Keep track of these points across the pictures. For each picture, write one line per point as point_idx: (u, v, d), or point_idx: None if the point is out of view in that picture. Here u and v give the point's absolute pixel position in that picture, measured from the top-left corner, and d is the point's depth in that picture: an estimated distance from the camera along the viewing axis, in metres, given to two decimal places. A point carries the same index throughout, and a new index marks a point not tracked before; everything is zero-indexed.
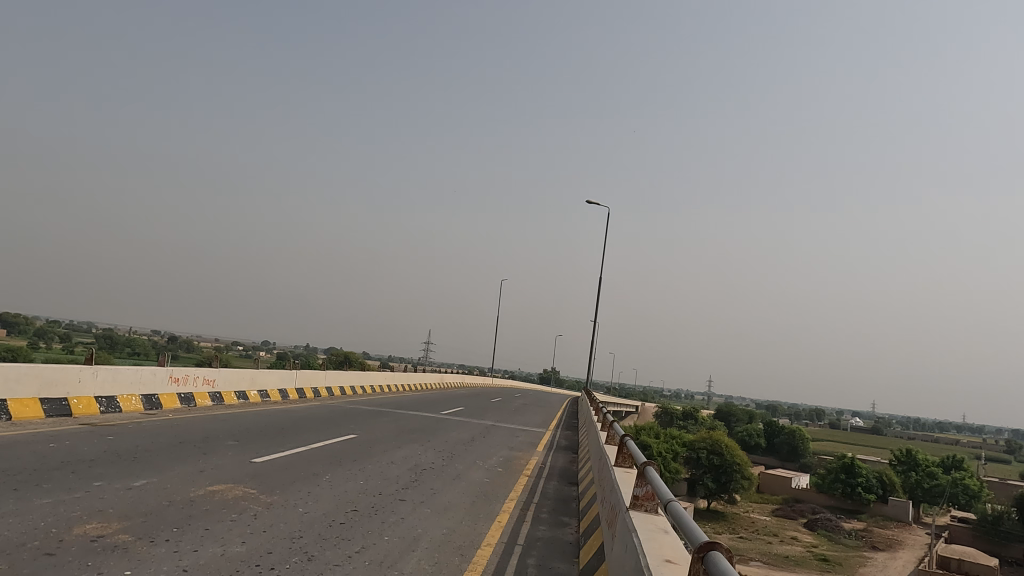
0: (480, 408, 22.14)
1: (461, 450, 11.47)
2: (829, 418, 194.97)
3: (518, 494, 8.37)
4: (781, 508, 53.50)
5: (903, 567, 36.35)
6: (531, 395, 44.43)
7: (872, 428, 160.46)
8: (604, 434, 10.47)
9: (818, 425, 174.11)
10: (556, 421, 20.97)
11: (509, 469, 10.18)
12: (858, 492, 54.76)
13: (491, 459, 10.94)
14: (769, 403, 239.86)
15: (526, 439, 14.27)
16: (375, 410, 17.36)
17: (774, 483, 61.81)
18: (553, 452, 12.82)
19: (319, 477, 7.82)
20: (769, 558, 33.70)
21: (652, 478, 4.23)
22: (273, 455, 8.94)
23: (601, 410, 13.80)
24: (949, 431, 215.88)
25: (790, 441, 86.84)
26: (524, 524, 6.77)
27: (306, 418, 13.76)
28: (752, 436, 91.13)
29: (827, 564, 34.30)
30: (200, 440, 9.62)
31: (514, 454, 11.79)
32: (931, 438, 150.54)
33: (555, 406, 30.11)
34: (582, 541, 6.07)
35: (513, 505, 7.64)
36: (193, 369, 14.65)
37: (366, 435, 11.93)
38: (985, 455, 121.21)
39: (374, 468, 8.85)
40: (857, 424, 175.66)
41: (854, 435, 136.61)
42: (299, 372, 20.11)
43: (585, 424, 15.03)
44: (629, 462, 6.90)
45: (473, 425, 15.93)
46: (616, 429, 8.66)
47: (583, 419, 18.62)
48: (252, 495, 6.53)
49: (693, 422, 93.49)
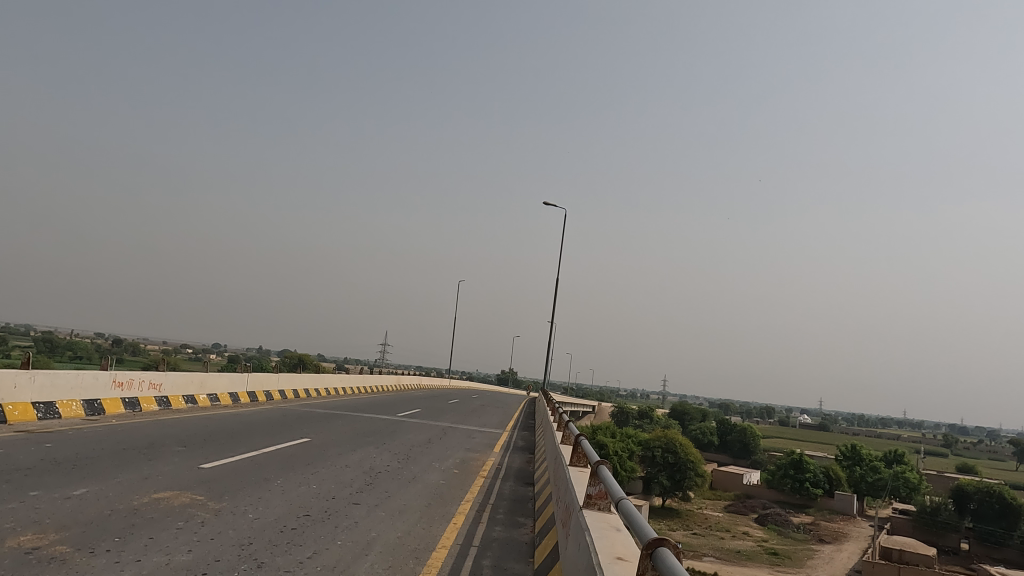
0: (437, 409, 22.05)
1: (417, 452, 11.40)
2: (777, 416, 200.93)
3: (474, 495, 8.35)
4: (734, 504, 54.70)
5: (848, 559, 37.68)
6: (489, 395, 44.46)
7: (819, 425, 165.36)
8: (559, 434, 10.55)
9: (769, 423, 178.17)
10: (512, 422, 20.99)
11: (465, 471, 10.12)
12: (807, 487, 56.34)
13: (446, 460, 10.87)
14: (719, 401, 245.29)
15: (482, 440, 14.27)
16: (330, 412, 17.08)
17: (725, 479, 63.29)
18: (509, 453, 12.82)
19: (271, 482, 7.65)
20: (722, 553, 34.39)
21: (605, 478, 4.25)
22: (222, 460, 8.69)
23: (557, 412, 13.83)
24: (885, 426, 224.79)
25: (741, 438, 89.10)
26: (479, 525, 6.76)
27: (258, 421, 13.45)
28: (705, 435, 93.02)
29: (777, 557, 35.26)
30: (143, 446, 9.29)
31: (470, 456, 11.77)
32: (874, 433, 156.30)
33: (513, 407, 30.34)
34: (536, 541, 6.10)
35: (469, 506, 7.61)
36: (137, 373, 14.18)
37: (320, 438, 11.71)
38: (925, 449, 126.36)
39: (327, 471, 8.72)
40: (806, 420, 181.17)
41: (803, 432, 141.02)
42: (251, 375, 19.66)
43: (542, 425, 15.11)
44: (583, 461, 6.96)
45: (429, 427, 15.81)
46: (571, 429, 8.71)
47: (540, 419, 18.74)
48: (199, 502, 6.35)
49: (648, 422, 95.19)
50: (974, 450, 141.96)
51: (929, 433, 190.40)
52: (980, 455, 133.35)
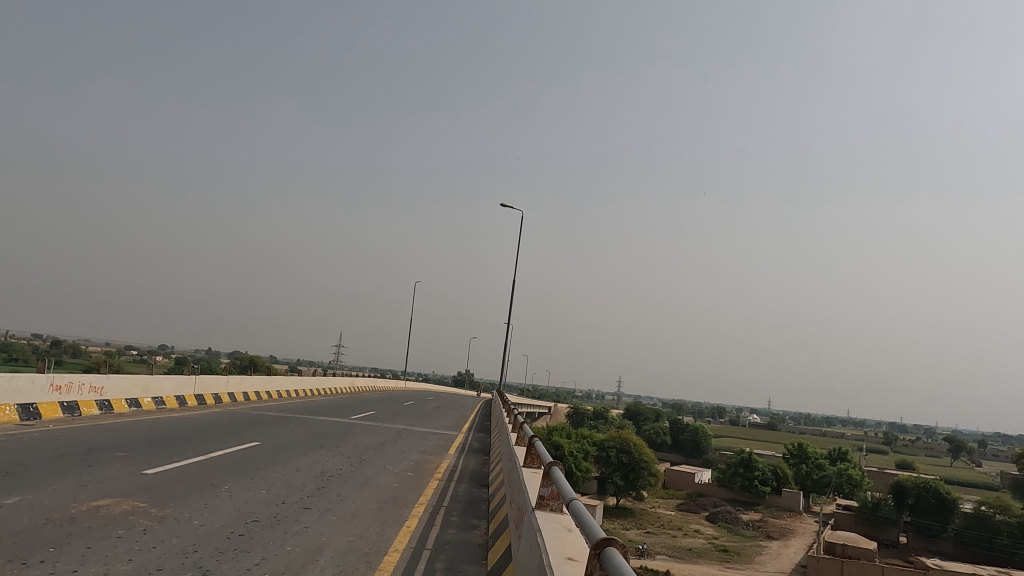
0: (392, 411, 21.83)
1: (370, 455, 11.27)
2: (729, 416, 205.51)
3: (428, 497, 8.31)
4: (685, 502, 55.74)
5: (794, 554, 38.87)
6: (444, 397, 44.43)
7: (767, 425, 169.26)
8: (514, 435, 10.57)
9: (720, 423, 181.93)
10: (468, 423, 20.95)
11: (420, 473, 10.05)
12: (755, 485, 57.77)
13: (401, 463, 10.80)
14: (672, 403, 249.12)
15: (438, 442, 14.20)
16: (282, 416, 16.75)
17: (678, 478, 64.41)
18: (464, 455, 12.81)
19: (218, 488, 7.44)
20: (674, 551, 35.00)
21: (557, 478, 4.28)
22: (167, 466, 8.41)
23: (513, 413, 13.89)
24: (830, 424, 232.42)
25: (694, 437, 90.88)
26: (433, 528, 6.72)
27: (205, 425, 13.06)
28: (659, 434, 94.54)
29: (727, 554, 36.05)
30: (82, 452, 8.92)
31: (425, 458, 11.68)
32: (819, 432, 161.76)
33: (469, 409, 30.36)
34: (490, 542, 6.11)
35: (423, 509, 7.55)
36: (77, 376, 13.65)
37: (270, 442, 11.43)
38: (867, 447, 130.98)
39: (277, 476, 8.53)
40: (755, 420, 185.46)
41: (753, 432, 144.64)
42: (198, 378, 19.09)
43: (498, 426, 15.18)
44: (537, 462, 7.00)
45: (384, 429, 15.65)
46: (526, 430, 8.76)
47: (496, 419, 18.78)
48: (142, 509, 6.13)
49: (603, 422, 96.28)
50: (913, 448, 147.86)
51: (869, 431, 198.06)
52: (918, 452, 138.46)
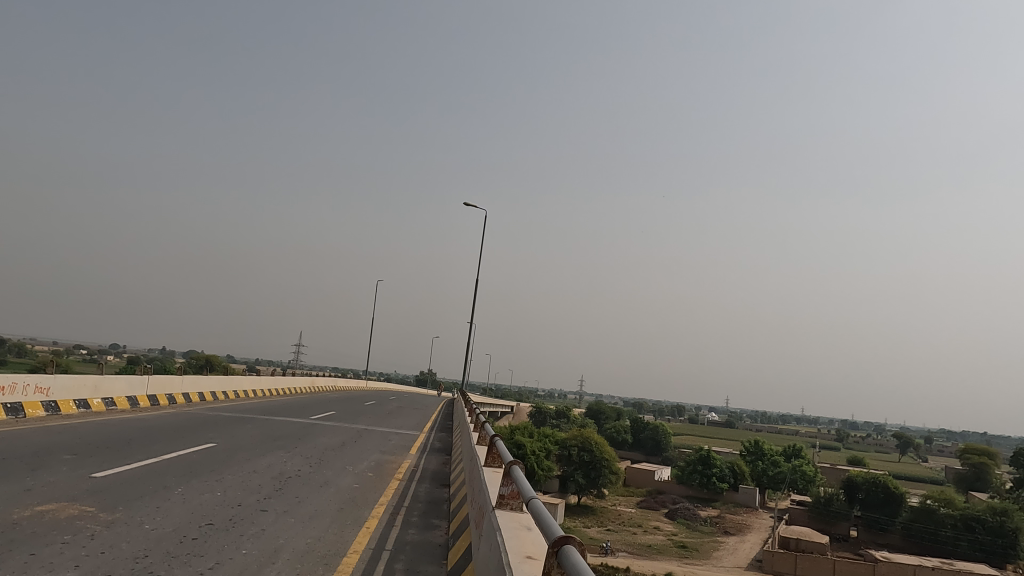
0: (353, 411, 21.57)
1: (330, 455, 11.12)
2: (688, 414, 209.01)
3: (388, 498, 8.24)
4: (645, 500, 56.49)
5: (750, 549, 39.75)
6: (406, 396, 44.11)
7: (725, 424, 172.64)
8: (476, 435, 10.55)
9: (679, 421, 184.83)
10: (430, 423, 20.85)
11: (381, 474, 9.97)
12: (713, 482, 58.86)
13: (361, 464, 10.69)
14: (633, 401, 252.03)
15: (399, 442, 14.09)
16: (238, 416, 16.41)
17: (638, 476, 65.19)
18: (425, 455, 12.74)
19: (171, 491, 7.24)
20: (634, 548, 35.44)
21: (516, 477, 4.29)
22: (117, 469, 8.14)
23: (475, 413, 13.88)
24: (785, 422, 238.31)
25: (654, 436, 92.16)
26: (394, 529, 6.67)
27: (158, 427, 12.72)
28: (619, 432, 95.54)
29: (686, 550, 36.66)
30: (27, 455, 8.59)
31: (385, 458, 11.58)
32: (774, 430, 165.77)
33: (431, 409, 30.20)
34: (450, 542, 6.11)
35: (383, 510, 7.49)
36: (22, 376, 13.13)
37: (226, 443, 11.20)
38: (821, 444, 134.72)
39: (233, 478, 8.35)
40: (713, 418, 189.01)
41: (711, 430, 147.26)
42: (151, 378, 18.57)
43: (459, 425, 15.14)
44: (497, 462, 7.00)
45: (344, 430, 15.47)
46: (487, 430, 8.76)
47: (457, 419, 18.74)
48: (89, 514, 5.92)
49: (565, 421, 96.88)
50: (863, 444, 152.61)
51: (822, 428, 203.77)
52: (868, 449, 143.08)
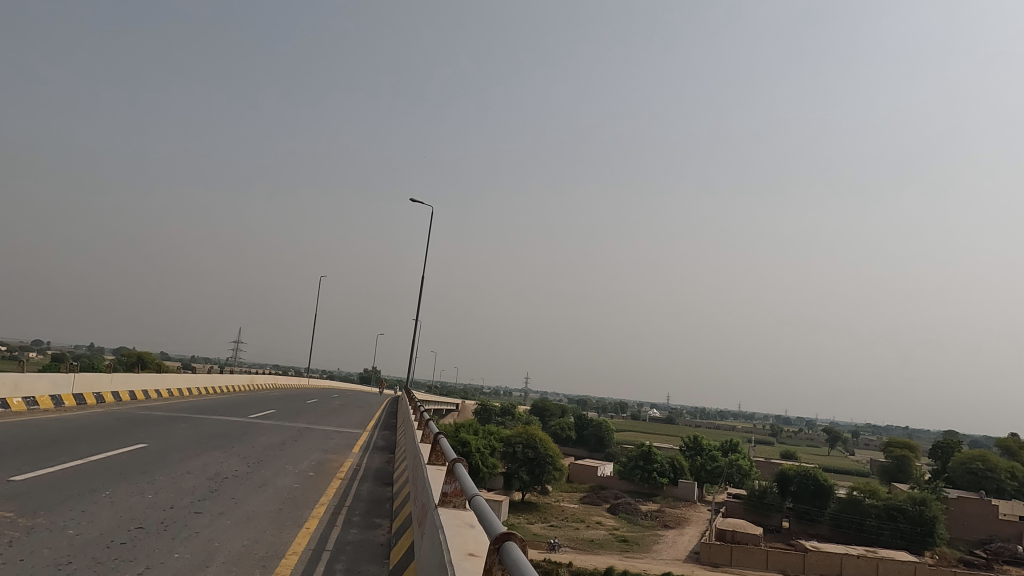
0: (294, 410, 21.12)
1: (269, 455, 10.85)
2: (630, 411, 213.09)
3: (329, 498, 8.09)
4: (588, 495, 57.33)
5: (688, 542, 40.83)
6: (349, 394, 43.38)
7: (666, 420, 176.66)
8: (419, 432, 10.47)
9: (621, 417, 188.14)
10: (373, 421, 20.61)
11: (322, 473, 9.78)
12: (654, 476, 60.19)
13: (302, 463, 10.48)
14: (577, 398, 254.97)
15: (341, 441, 13.88)
16: (172, 415, 15.82)
17: (582, 472, 66.03)
18: (369, 454, 12.58)
19: (98, 494, 6.92)
20: (577, 542, 35.91)
21: (459, 475, 4.28)
22: (38, 472, 7.72)
23: (419, 410, 13.79)
24: (723, 418, 245.85)
25: (597, 432, 93.59)
26: (334, 529, 6.56)
27: (83, 427, 12.12)
28: (564, 429, 96.56)
29: (626, 544, 37.39)
30: None
31: (327, 457, 11.38)
32: (712, 425, 170.75)
33: (374, 406, 29.81)
34: (393, 541, 6.04)
35: (324, 509, 7.35)
36: None
37: (159, 444, 10.78)
38: (756, 438, 139.59)
39: (165, 479, 8.04)
40: (654, 414, 193.31)
41: (653, 425, 150.46)
42: (78, 376, 17.70)
43: (403, 424, 15.02)
44: (442, 459, 6.99)
45: (285, 428, 15.12)
46: (431, 427, 8.72)
47: (401, 417, 18.60)
48: (7, 520, 5.61)
49: (509, 418, 97.30)
50: (795, 439, 158.76)
51: (757, 423, 211.13)
52: (800, 443, 149.06)
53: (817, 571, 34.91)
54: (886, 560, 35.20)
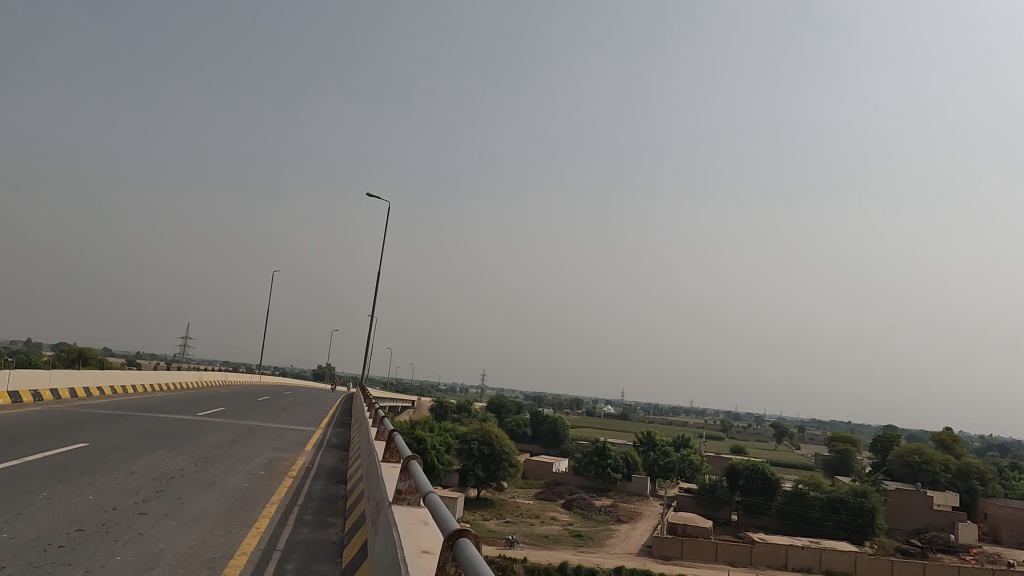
0: (244, 407, 20.63)
1: (218, 454, 10.58)
2: (585, 407, 215.31)
3: (281, 497, 7.94)
4: (543, 491, 57.70)
5: (641, 536, 41.52)
6: (302, 391, 42.60)
7: (620, 416, 179.08)
8: (374, 429, 10.36)
9: (576, 413, 189.99)
10: (327, 418, 20.32)
11: (273, 472, 9.59)
12: (608, 472, 60.99)
13: (253, 462, 10.25)
14: (532, 395, 256.00)
15: (293, 439, 13.62)
16: (116, 413, 15.24)
17: (537, 468, 66.41)
18: (322, 451, 12.39)
19: (36, 496, 6.65)
20: (531, 538, 36.13)
21: (414, 472, 4.26)
22: None
23: (374, 407, 13.65)
24: (676, 414, 250.50)
25: (553, 429, 94.28)
26: (285, 528, 6.44)
27: (19, 427, 11.58)
28: (520, 426, 96.93)
29: (580, 539, 37.81)
30: None
31: (279, 456, 11.16)
32: (665, 421, 173.96)
33: (328, 404, 29.34)
34: (346, 540, 5.97)
35: (275, 509, 7.21)
36: None
37: (101, 443, 10.38)
38: (707, 434, 142.84)
39: (108, 480, 7.77)
40: (608, 410, 195.74)
41: (608, 421, 152.42)
42: (13, 373, 16.88)
43: (357, 421, 14.85)
44: (396, 456, 6.94)
45: (235, 426, 14.74)
46: (386, 425, 8.64)
47: (356, 415, 18.37)
48: None
49: (466, 415, 97.22)
50: (745, 434, 163.07)
51: (708, 419, 215.91)
52: (750, 438, 153.10)
53: (764, 562, 35.99)
54: (828, 550, 36.50)
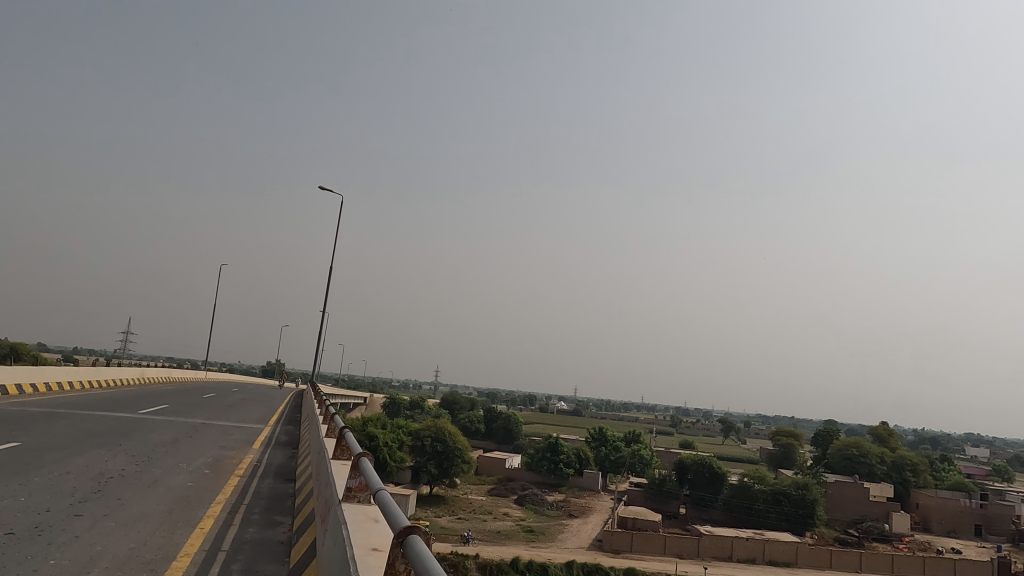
0: (189, 405, 20.00)
1: (161, 452, 10.24)
2: (538, 403, 216.84)
3: (226, 496, 7.73)
4: (495, 487, 57.84)
5: (592, 530, 42.07)
6: (251, 388, 41.70)
7: (573, 412, 180.92)
8: (324, 427, 10.19)
9: (530, 410, 190.96)
10: (276, 416, 19.92)
11: (219, 471, 9.34)
12: (560, 467, 61.56)
13: (197, 460, 9.95)
14: (486, 392, 256.17)
15: (241, 437, 13.30)
16: (52, 411, 14.58)
17: (490, 465, 66.53)
18: (270, 449, 12.12)
19: None
20: (484, 534, 36.22)
21: (364, 469, 4.22)
22: None
23: (325, 404, 13.43)
24: (626, 409, 254.50)
25: (506, 425, 94.58)
26: (231, 528, 6.28)
27: None
28: (473, 422, 96.93)
29: (532, 534, 38.06)
30: None
31: (225, 454, 10.88)
32: (617, 416, 176.57)
33: (277, 401, 28.76)
34: (294, 539, 5.87)
35: (220, 509, 7.03)
36: None
37: (34, 443, 9.91)
38: (657, 429, 145.58)
39: (41, 481, 7.43)
40: (561, 407, 197.47)
41: (561, 417, 153.79)
42: None
43: (308, 418, 14.59)
44: (346, 454, 6.85)
45: (179, 424, 14.30)
46: (336, 421, 8.52)
47: (306, 412, 18.05)
48: None
49: (418, 412, 96.66)
50: (693, 429, 166.95)
51: (658, 414, 220.04)
52: (698, 433, 156.86)
53: (710, 553, 36.95)
54: (772, 542, 37.68)
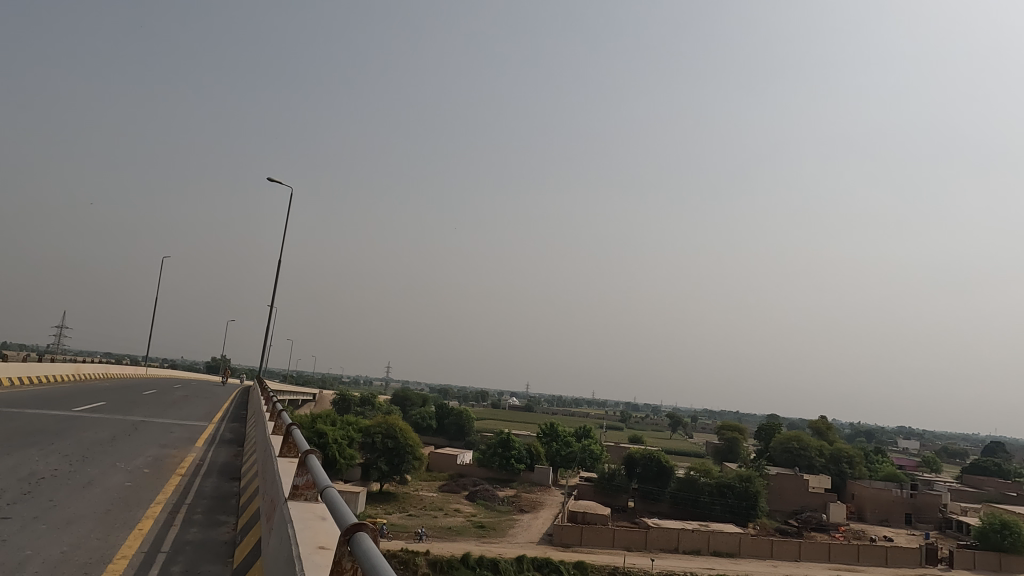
0: (128, 402, 19.26)
1: (96, 452, 9.83)
2: (490, 399, 216.86)
3: (167, 496, 7.47)
4: (446, 483, 57.67)
5: (542, 524, 42.40)
6: (195, 385, 40.43)
7: (525, 408, 181.74)
8: (271, 424, 9.95)
9: (482, 406, 190.82)
10: (221, 413, 19.38)
11: (160, 470, 9.04)
12: (512, 462, 61.78)
13: (136, 460, 9.60)
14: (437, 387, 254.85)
15: (183, 435, 12.89)
16: None
17: (441, 461, 66.28)
18: (214, 447, 11.77)
19: None
20: (434, 530, 36.10)
21: (312, 467, 4.14)
22: None
23: (271, 400, 13.14)
24: (577, 405, 257.17)
25: (457, 421, 94.33)
26: (172, 529, 6.09)
27: None
28: (424, 418, 96.32)
29: (483, 530, 38.13)
30: None
31: (166, 453, 10.52)
32: (568, 412, 178.26)
33: (222, 397, 27.98)
34: (238, 539, 5.73)
35: (160, 509, 6.80)
36: None
37: None
38: (607, 424, 147.56)
39: None
40: (513, 402, 198.20)
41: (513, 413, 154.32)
42: None
43: (254, 415, 14.24)
44: (294, 451, 6.72)
45: (117, 422, 13.74)
46: (284, 418, 8.33)
47: (252, 408, 17.63)
48: None
49: (368, 408, 95.43)
50: (642, 424, 169.91)
51: (608, 410, 223.09)
52: (647, 428, 159.80)
53: (657, 545, 37.73)
54: (716, 532, 38.72)
